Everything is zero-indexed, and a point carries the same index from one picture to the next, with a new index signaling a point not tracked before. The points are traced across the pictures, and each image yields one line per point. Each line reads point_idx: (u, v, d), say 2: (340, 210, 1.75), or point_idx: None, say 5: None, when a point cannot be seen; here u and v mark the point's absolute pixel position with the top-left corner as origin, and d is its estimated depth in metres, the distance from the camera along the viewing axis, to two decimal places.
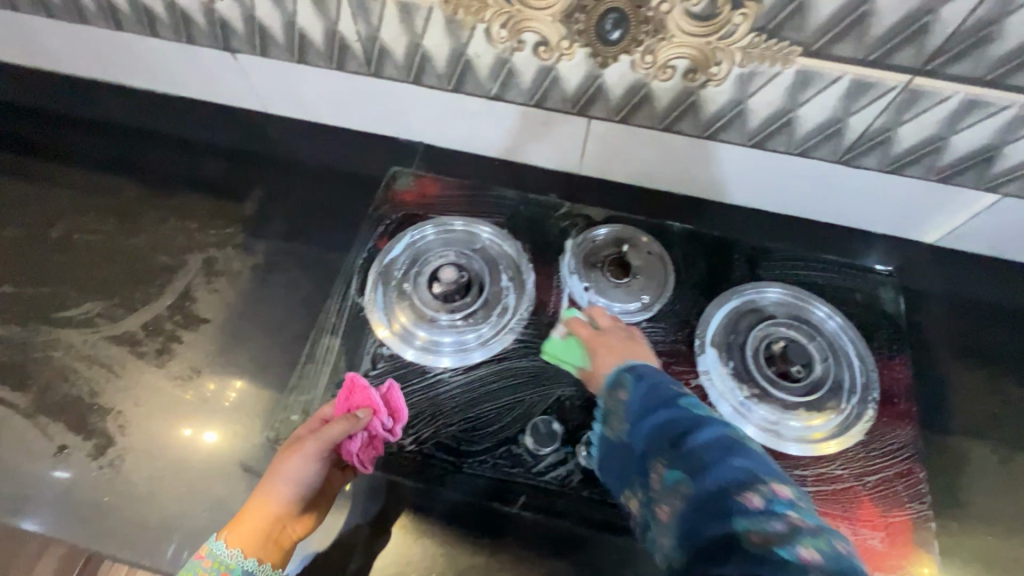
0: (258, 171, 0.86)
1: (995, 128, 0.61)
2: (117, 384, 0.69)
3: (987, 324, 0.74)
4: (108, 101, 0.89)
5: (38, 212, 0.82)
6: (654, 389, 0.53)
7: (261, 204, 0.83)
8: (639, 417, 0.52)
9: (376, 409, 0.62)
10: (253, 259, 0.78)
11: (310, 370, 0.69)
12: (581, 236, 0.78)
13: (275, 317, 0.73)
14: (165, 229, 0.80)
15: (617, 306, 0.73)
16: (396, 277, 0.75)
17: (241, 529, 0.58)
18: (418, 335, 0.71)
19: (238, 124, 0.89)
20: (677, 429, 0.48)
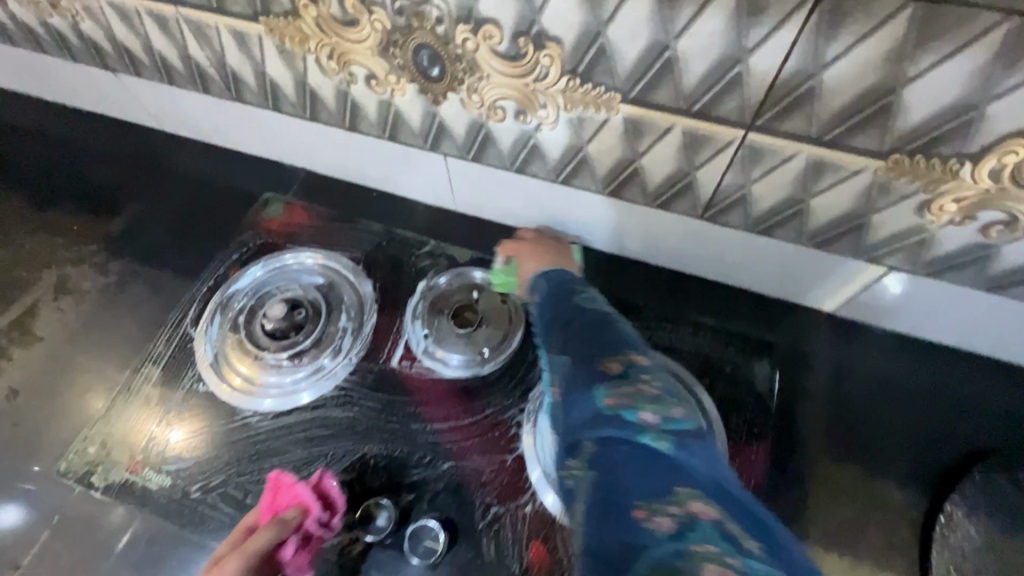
0: (137, 189, 0.85)
1: (854, 195, 0.52)
2: None
3: (875, 413, 0.64)
4: (14, 111, 0.91)
5: None
6: (556, 286, 0.55)
7: (130, 223, 0.82)
8: (539, 307, 0.55)
9: (307, 507, 0.54)
10: (105, 279, 0.77)
11: (119, 401, 0.66)
12: (433, 280, 0.73)
13: (109, 341, 0.72)
14: (32, 243, 0.80)
15: (453, 358, 0.67)
16: (233, 309, 0.72)
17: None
18: (240, 372, 0.68)
19: (130, 140, 0.89)
20: (565, 319, 0.51)
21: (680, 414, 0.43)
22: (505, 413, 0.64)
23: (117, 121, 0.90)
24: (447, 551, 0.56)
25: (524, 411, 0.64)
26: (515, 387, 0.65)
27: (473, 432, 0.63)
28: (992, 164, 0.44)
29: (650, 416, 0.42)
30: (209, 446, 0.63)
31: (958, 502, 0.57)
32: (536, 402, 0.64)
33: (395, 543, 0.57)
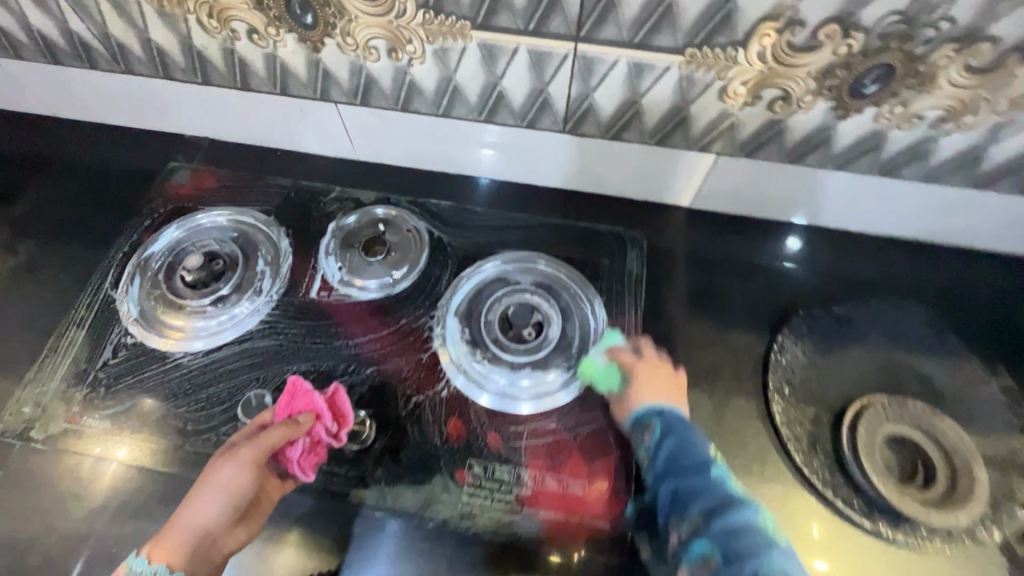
0: (38, 175, 0.87)
1: (671, 91, 0.64)
2: None
3: (726, 280, 0.78)
4: None
5: None
6: (691, 458, 0.54)
7: (35, 207, 0.84)
8: (670, 477, 0.54)
9: (319, 414, 0.61)
10: (16, 260, 0.79)
11: (47, 362, 0.70)
12: (341, 221, 0.80)
13: (28, 315, 0.75)
14: None
15: (367, 284, 0.75)
16: (152, 269, 0.76)
17: (162, 543, 0.51)
18: (167, 322, 0.73)
19: (25, 131, 0.90)
20: (709, 501, 0.50)
21: None
22: (417, 322, 0.73)
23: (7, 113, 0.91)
24: (374, 436, 0.65)
25: (434, 317, 0.73)
26: (426, 300, 0.74)
27: (390, 340, 0.71)
28: (757, 47, 0.57)
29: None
30: (145, 387, 0.68)
31: (787, 335, 0.72)
32: (444, 309, 0.73)
33: None
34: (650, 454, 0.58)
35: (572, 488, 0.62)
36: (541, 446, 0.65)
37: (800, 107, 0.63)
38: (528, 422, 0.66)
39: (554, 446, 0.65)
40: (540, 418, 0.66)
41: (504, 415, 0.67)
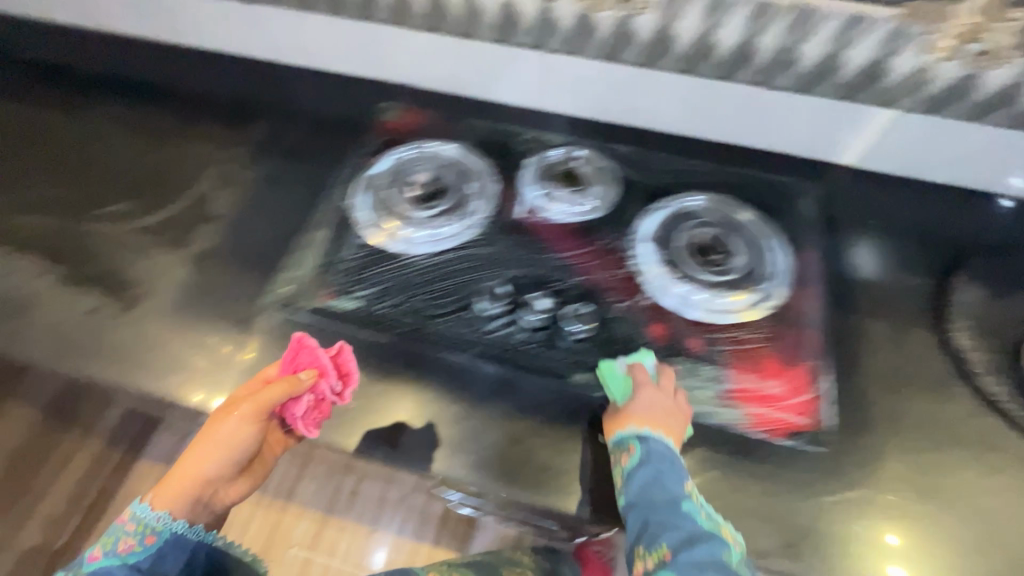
0: (267, 106, 0.99)
1: (878, 44, 0.72)
2: (143, 261, 0.83)
3: (897, 232, 0.85)
4: (134, 49, 1.02)
5: (78, 136, 0.95)
6: (655, 482, 0.63)
7: (268, 131, 0.96)
8: (647, 510, 0.62)
9: (321, 372, 0.68)
10: (260, 171, 0.91)
11: (300, 253, 0.81)
12: (538, 157, 0.90)
13: (277, 216, 0.87)
14: (186, 149, 0.94)
15: (566, 210, 0.85)
16: (378, 186, 0.88)
17: (162, 497, 0.66)
18: (395, 229, 0.83)
19: (248, 70, 1.01)
20: (678, 536, 0.61)
21: None
22: (613, 244, 0.81)
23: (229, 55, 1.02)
24: (588, 333, 0.73)
25: (630, 242, 0.81)
26: (620, 228, 0.83)
27: (590, 257, 0.80)
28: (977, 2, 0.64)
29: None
30: (382, 278, 0.78)
31: (961, 278, 0.79)
32: (639, 236, 0.82)
33: (558, 329, 0.73)
34: (626, 474, 0.65)
35: (770, 388, 0.69)
36: (739, 353, 0.72)
37: (1001, 63, 0.69)
38: (726, 332, 0.74)
39: (751, 354, 0.72)
40: (736, 329, 0.74)
41: (704, 325, 0.74)
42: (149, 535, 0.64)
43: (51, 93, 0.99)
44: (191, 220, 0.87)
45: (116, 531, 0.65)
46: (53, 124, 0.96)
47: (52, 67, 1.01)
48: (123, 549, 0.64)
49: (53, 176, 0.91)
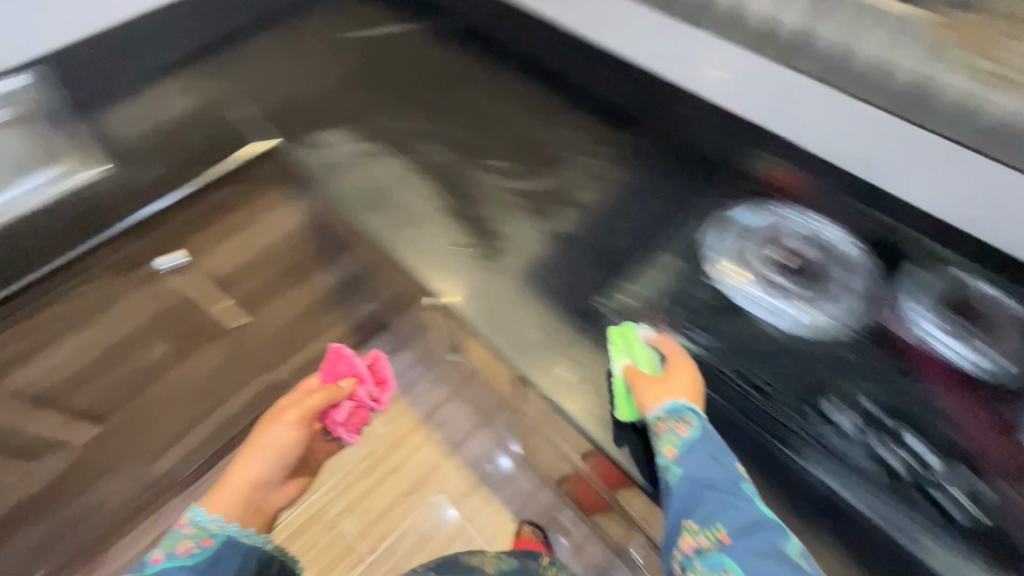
0: (649, 120, 1.01)
1: None
2: (510, 219, 0.92)
3: None
4: (546, 37, 1.09)
5: (492, 98, 1.11)
6: (709, 463, 0.63)
7: (645, 146, 1.00)
8: (703, 490, 0.62)
9: (360, 379, 0.87)
10: (630, 179, 0.96)
11: (649, 274, 0.83)
12: (936, 273, 0.78)
13: (633, 226, 0.89)
14: (571, 136, 1.03)
15: (951, 352, 0.73)
16: (742, 237, 0.86)
17: (216, 501, 0.76)
18: (748, 290, 0.80)
19: (635, 81, 1.00)
20: (737, 520, 0.59)
21: None
22: (1011, 417, 0.68)
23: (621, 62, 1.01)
24: (955, 504, 0.63)
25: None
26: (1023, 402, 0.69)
27: (977, 417, 0.68)
28: None
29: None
30: (727, 334, 0.77)
31: None
32: None
33: (922, 486, 0.64)
34: (679, 444, 0.65)
35: None
36: None
37: None
38: None
39: None
40: None
41: None
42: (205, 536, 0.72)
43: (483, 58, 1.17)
44: (558, 199, 0.94)
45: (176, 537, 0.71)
46: (477, 81, 1.14)
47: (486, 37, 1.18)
48: (180, 551, 0.69)
49: (464, 122, 1.08)
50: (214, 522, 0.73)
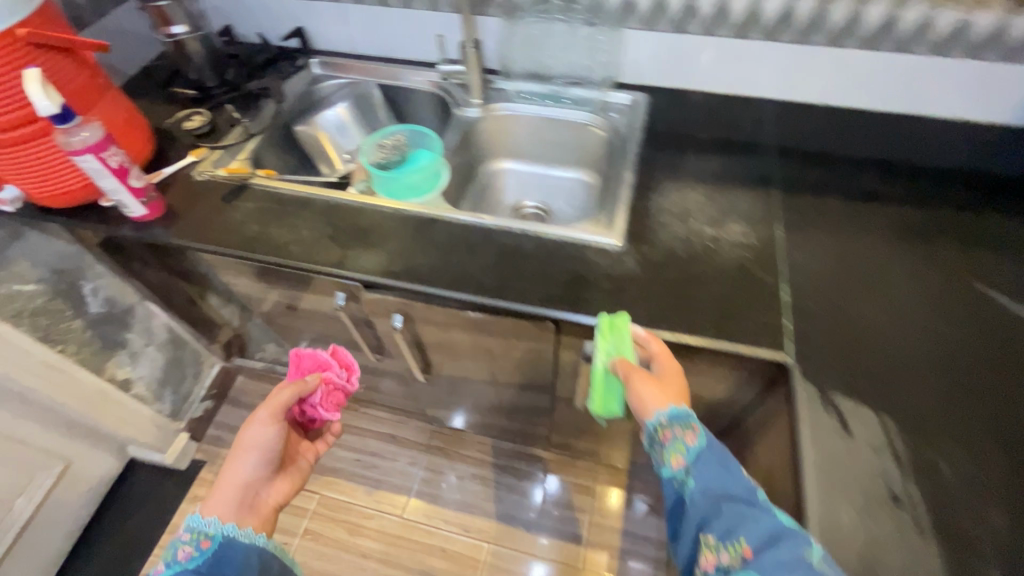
0: (850, 217, 0.88)
1: None
2: (669, 286, 0.79)
3: None
4: (760, 109, 1.06)
5: (677, 152, 1.00)
6: (721, 478, 0.58)
7: (846, 240, 0.85)
8: (720, 500, 0.56)
9: (325, 366, 0.90)
10: (825, 271, 0.81)
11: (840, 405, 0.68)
12: None
13: (822, 330, 0.74)
14: (758, 207, 0.89)
15: None
16: (967, 400, 0.69)
17: (210, 505, 0.76)
18: (958, 465, 0.64)
19: (851, 178, 0.96)
20: (745, 512, 0.55)
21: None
22: None
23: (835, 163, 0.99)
24: None
25: None
26: None
27: None
28: None
29: (681, 455, 0.60)
30: (945, 522, 0.61)
31: None
32: None
33: None
34: (689, 453, 0.60)
35: None
36: None
37: None
38: None
39: None
40: None
41: None
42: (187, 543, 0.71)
43: (678, 111, 1.08)
44: (736, 279, 0.79)
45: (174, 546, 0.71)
46: (665, 134, 1.04)
47: (691, 91, 1.08)
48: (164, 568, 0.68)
49: (639, 167, 0.96)
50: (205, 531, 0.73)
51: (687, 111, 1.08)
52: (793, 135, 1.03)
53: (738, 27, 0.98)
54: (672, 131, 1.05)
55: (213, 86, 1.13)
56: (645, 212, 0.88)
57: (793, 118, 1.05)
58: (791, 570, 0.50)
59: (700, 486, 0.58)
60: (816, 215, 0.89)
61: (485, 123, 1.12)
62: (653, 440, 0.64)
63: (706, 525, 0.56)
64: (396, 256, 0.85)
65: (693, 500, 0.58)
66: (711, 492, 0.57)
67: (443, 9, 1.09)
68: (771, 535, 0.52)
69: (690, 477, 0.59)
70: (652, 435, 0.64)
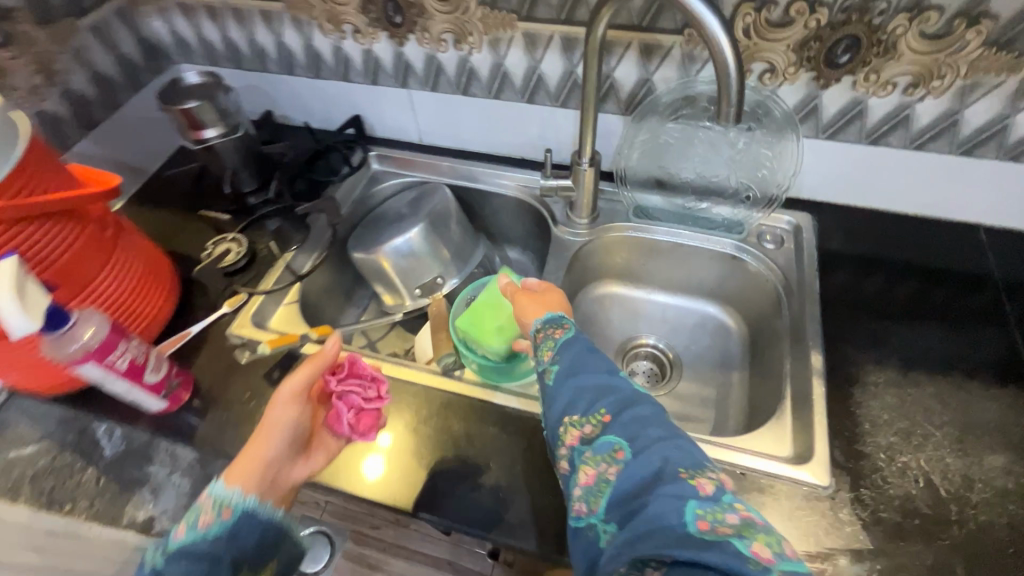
0: None
1: None
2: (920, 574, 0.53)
3: None
4: (973, 242, 0.78)
5: (869, 308, 0.73)
6: (581, 356, 0.54)
7: None
8: (572, 376, 0.52)
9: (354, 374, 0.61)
10: None
11: None
12: None
13: None
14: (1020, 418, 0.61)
15: None
16: None
17: (234, 469, 0.52)
18: None
19: None
20: (616, 398, 0.49)
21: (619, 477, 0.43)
22: None
23: None
24: None
25: None
26: None
27: None
28: None
29: (550, 350, 0.56)
30: None
31: None
32: None
33: None
34: (556, 345, 0.55)
35: None
36: None
37: None
38: None
39: None
40: None
41: None
42: (183, 532, 0.48)
43: (858, 237, 0.80)
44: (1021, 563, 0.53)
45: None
46: (846, 275, 0.77)
47: (871, 215, 0.82)
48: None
49: (824, 338, 0.70)
50: (210, 506, 0.49)
51: (870, 241, 0.80)
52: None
53: (966, 144, 0.70)
54: (857, 273, 0.77)
55: (252, 198, 0.91)
56: (851, 424, 0.62)
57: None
58: (647, 424, 0.46)
59: (564, 374, 0.53)
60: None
61: (592, 246, 0.87)
62: (534, 347, 0.59)
63: (568, 404, 0.50)
64: (504, 487, 0.61)
65: (561, 402, 0.51)
66: (568, 366, 0.53)
67: (543, 102, 0.84)
68: (627, 400, 0.49)
69: (553, 366, 0.54)
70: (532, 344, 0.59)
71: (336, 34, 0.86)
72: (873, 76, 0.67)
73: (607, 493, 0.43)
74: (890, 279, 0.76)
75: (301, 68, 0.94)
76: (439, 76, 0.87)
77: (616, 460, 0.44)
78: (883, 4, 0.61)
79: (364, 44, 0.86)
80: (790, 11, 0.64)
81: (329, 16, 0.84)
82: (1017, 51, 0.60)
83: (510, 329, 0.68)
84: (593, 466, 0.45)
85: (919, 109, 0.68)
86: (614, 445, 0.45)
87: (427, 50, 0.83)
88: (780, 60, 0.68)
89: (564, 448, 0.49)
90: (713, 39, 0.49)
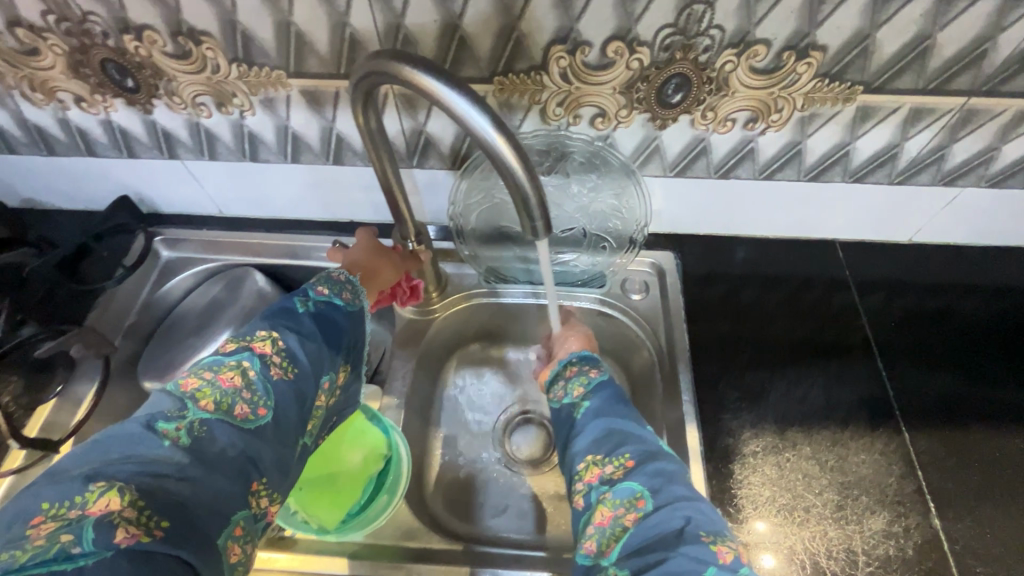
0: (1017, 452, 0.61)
1: None
2: None
3: None
4: (833, 257, 0.75)
5: (744, 352, 0.68)
6: (612, 400, 0.49)
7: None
8: (599, 417, 0.48)
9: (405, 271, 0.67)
10: None
11: None
12: None
13: None
14: (891, 465, 0.59)
15: None
16: None
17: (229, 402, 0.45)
18: None
19: (990, 365, 0.67)
20: (644, 445, 0.45)
21: (630, 523, 0.40)
22: None
23: (959, 333, 0.69)
24: None
25: None
26: None
27: None
28: None
29: (582, 386, 0.51)
30: None
31: None
32: None
33: None
34: (589, 384, 0.51)
35: None
36: None
37: None
38: None
39: None
40: None
41: None
42: (324, 293, 0.53)
43: (726, 269, 0.74)
44: None
45: (218, 361, 0.44)
46: (719, 318, 0.70)
47: (736, 241, 0.76)
48: (239, 383, 0.43)
49: (703, 404, 0.64)
50: (349, 288, 0.55)
51: (741, 271, 0.74)
52: (895, 301, 0.71)
53: (812, 171, 0.65)
54: (727, 316, 0.70)
55: None
56: (732, 510, 0.57)
57: (879, 266, 0.74)
58: (674, 478, 0.42)
59: (592, 413, 0.48)
60: (976, 475, 0.59)
61: (441, 321, 0.74)
62: (558, 378, 0.54)
63: (593, 442, 0.46)
64: None
65: (587, 436, 0.47)
66: (596, 412, 0.48)
67: (353, 162, 0.69)
68: (654, 452, 0.44)
69: (584, 402, 0.49)
70: (557, 374, 0.54)
71: (53, 104, 0.64)
72: (710, 113, 0.59)
73: (623, 540, 0.39)
74: (761, 315, 0.71)
75: (24, 146, 0.71)
76: (214, 143, 0.68)
77: (636, 509, 0.41)
78: (707, 40, 0.52)
79: (97, 113, 0.65)
80: (608, 52, 0.53)
81: (33, 84, 0.62)
82: (849, 81, 0.54)
83: (364, 472, 0.59)
84: (610, 508, 0.41)
85: (761, 143, 0.61)
86: (635, 492, 0.41)
87: (185, 116, 0.64)
88: (609, 104, 0.58)
89: (578, 484, 0.45)
90: (490, 146, 0.37)
